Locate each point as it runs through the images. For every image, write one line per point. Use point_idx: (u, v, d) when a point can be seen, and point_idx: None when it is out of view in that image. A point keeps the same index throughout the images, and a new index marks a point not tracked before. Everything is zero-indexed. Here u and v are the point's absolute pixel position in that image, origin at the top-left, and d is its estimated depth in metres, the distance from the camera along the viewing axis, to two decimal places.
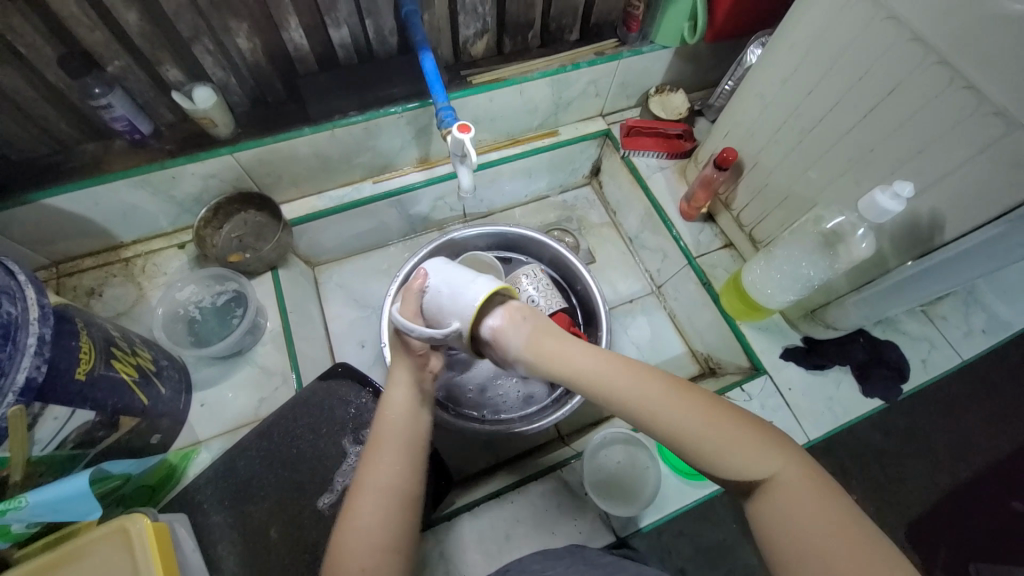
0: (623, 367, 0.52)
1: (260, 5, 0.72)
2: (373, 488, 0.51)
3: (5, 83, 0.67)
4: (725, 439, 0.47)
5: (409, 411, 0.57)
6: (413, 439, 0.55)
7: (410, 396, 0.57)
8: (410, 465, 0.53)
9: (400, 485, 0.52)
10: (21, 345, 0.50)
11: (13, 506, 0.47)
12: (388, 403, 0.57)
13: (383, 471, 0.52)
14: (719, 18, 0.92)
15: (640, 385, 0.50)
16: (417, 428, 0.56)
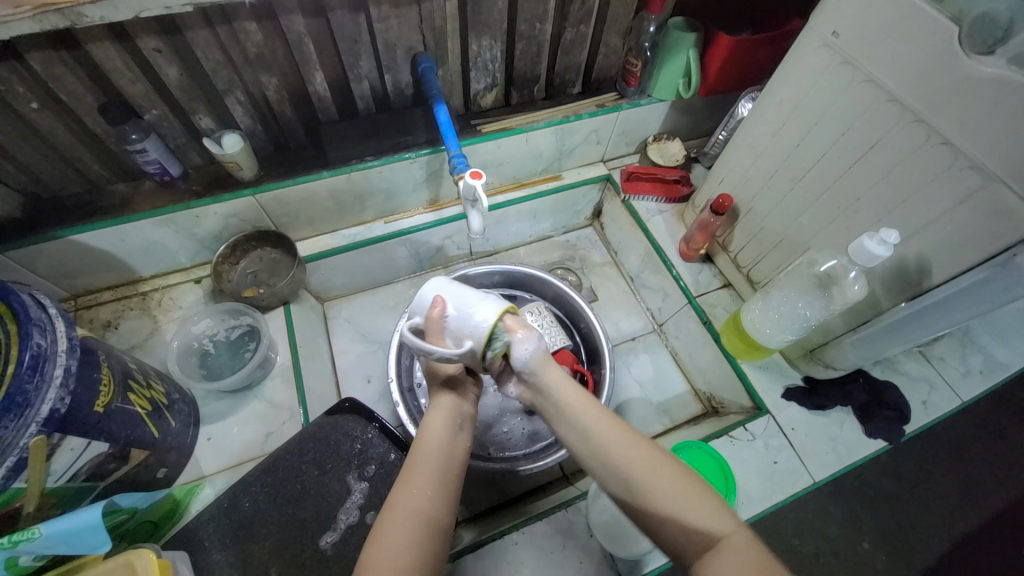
0: (600, 412, 0.56)
1: (290, 62, 0.78)
2: (405, 509, 0.53)
3: (47, 128, 0.72)
4: (662, 482, 0.51)
5: (447, 437, 0.59)
6: (448, 465, 0.57)
7: (447, 422, 0.60)
8: (441, 491, 0.55)
9: (430, 511, 0.54)
10: (48, 376, 0.51)
11: (26, 537, 0.48)
12: (428, 426, 0.60)
13: (415, 495, 0.54)
14: (712, 74, 0.99)
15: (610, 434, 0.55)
16: (453, 457, 0.59)
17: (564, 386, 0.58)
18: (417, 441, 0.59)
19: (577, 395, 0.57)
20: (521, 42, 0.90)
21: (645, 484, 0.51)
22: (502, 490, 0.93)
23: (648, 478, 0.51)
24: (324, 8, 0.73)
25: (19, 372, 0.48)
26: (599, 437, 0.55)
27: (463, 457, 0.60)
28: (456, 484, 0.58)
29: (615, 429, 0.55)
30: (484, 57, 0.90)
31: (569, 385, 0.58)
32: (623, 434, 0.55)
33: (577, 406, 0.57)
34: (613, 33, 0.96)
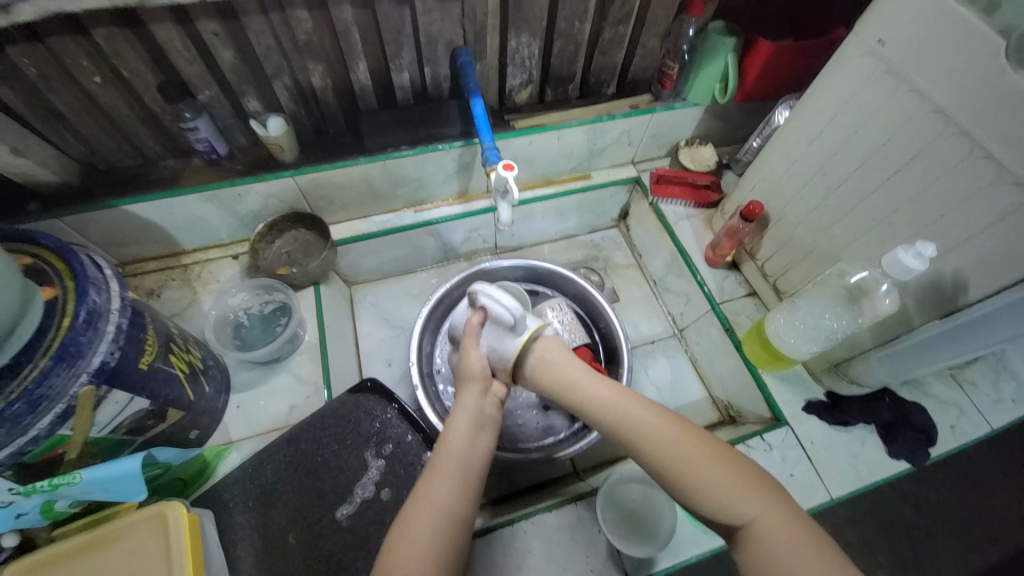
0: (620, 396, 0.60)
1: (336, 50, 0.81)
2: (428, 502, 0.56)
3: (109, 102, 0.77)
4: (667, 444, 0.54)
5: (470, 435, 0.62)
6: (472, 458, 0.60)
7: (471, 423, 0.63)
8: (463, 486, 0.58)
9: (451, 504, 0.56)
10: (101, 331, 0.54)
11: (69, 481, 0.51)
12: (451, 426, 0.63)
13: (437, 489, 0.57)
14: (749, 80, 0.98)
15: (630, 415, 0.57)
16: (476, 457, 0.61)
17: (580, 378, 0.62)
18: (441, 441, 0.62)
19: (597, 387, 0.61)
20: (559, 40, 0.91)
21: (650, 445, 0.55)
22: (512, 480, 0.93)
23: (653, 443, 0.55)
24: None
25: (74, 325, 0.52)
26: (625, 418, 0.57)
27: (488, 455, 0.62)
28: (479, 483, 0.60)
29: (614, 400, 0.59)
30: (522, 53, 0.91)
31: (592, 381, 0.62)
32: (625, 404, 0.58)
33: (581, 387, 0.61)
34: (652, 35, 0.96)
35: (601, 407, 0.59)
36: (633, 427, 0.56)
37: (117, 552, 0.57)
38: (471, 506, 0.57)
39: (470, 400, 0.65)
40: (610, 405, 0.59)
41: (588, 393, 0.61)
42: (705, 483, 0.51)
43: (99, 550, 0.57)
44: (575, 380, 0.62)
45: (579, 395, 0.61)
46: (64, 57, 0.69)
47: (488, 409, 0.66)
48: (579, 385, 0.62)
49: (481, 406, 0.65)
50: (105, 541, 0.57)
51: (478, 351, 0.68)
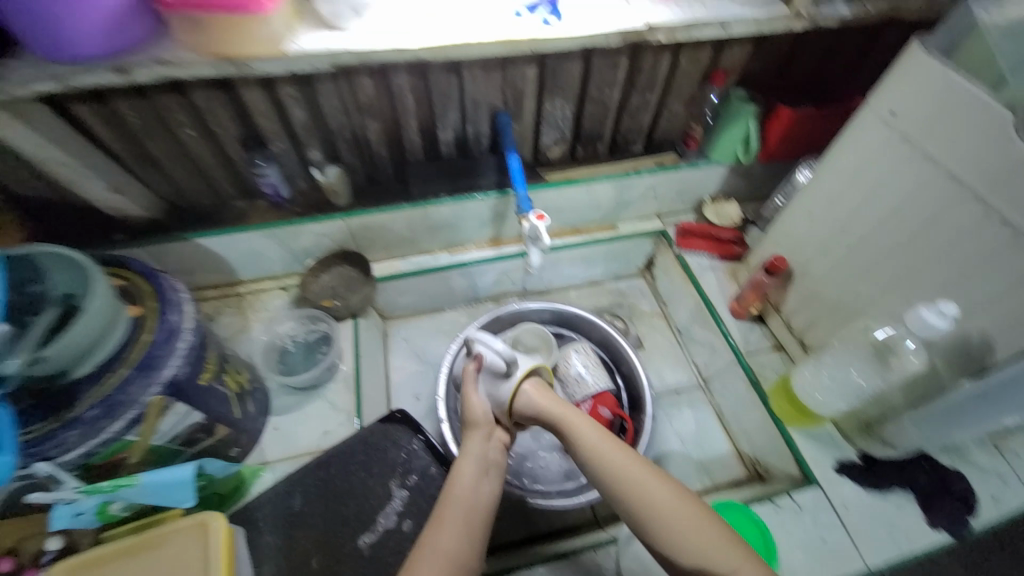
0: (609, 447, 0.66)
1: (392, 111, 0.92)
2: (434, 548, 0.61)
3: (198, 151, 0.89)
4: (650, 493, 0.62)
5: (476, 479, 0.68)
6: (476, 504, 0.66)
7: (475, 467, 0.69)
8: (470, 532, 0.63)
9: (456, 551, 0.61)
10: (175, 347, 0.61)
11: (129, 483, 0.57)
12: (459, 473, 0.69)
13: (445, 536, 0.62)
14: (771, 142, 1.04)
15: (619, 468, 0.64)
16: (480, 502, 0.67)
17: (570, 428, 0.69)
18: (450, 486, 0.67)
19: (586, 436, 0.68)
20: (590, 104, 1.00)
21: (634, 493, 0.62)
22: (530, 523, 0.92)
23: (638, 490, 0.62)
24: (426, 70, 0.87)
25: (155, 340, 0.60)
26: (613, 469, 0.64)
27: (494, 499, 0.68)
28: (485, 524, 0.65)
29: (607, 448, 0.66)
30: (556, 115, 1.01)
31: (581, 428, 0.69)
32: (617, 456, 0.65)
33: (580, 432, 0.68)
34: (677, 101, 1.04)
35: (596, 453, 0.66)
36: (622, 478, 0.63)
37: (160, 555, 0.60)
38: (478, 548, 0.63)
39: (475, 446, 0.71)
40: (603, 454, 0.66)
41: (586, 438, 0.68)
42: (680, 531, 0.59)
43: (142, 554, 0.61)
44: (571, 430, 0.69)
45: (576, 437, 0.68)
46: (166, 114, 0.81)
47: (491, 453, 0.72)
48: (578, 431, 0.69)
49: (485, 451, 0.72)
50: (147, 546, 0.61)
51: (478, 397, 0.76)
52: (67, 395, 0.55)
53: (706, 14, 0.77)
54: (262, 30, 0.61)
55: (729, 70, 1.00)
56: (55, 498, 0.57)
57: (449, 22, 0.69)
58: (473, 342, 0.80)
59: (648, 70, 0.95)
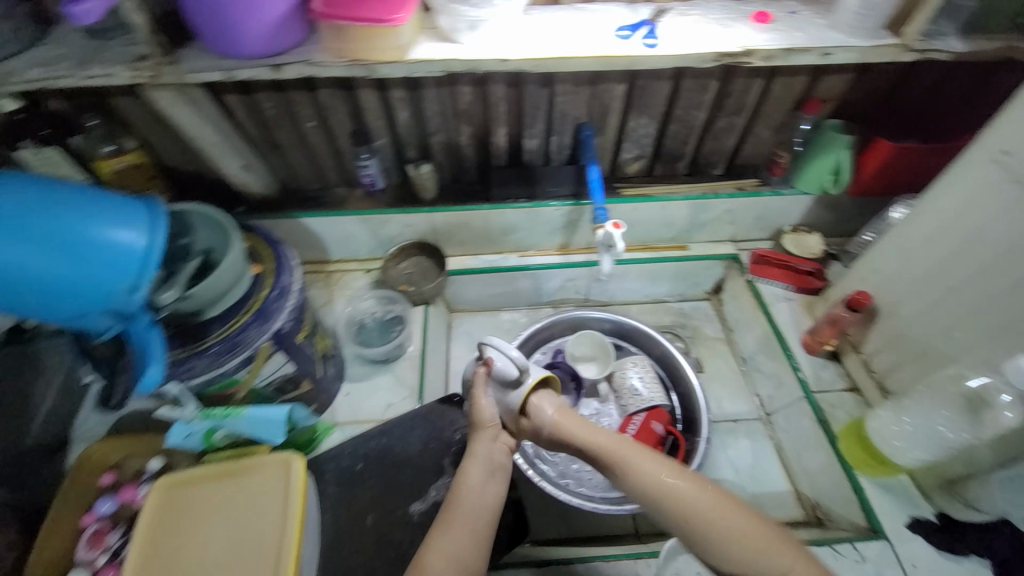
0: (627, 444, 0.67)
1: (485, 118, 1.00)
2: (439, 550, 0.62)
3: (314, 141, 1.00)
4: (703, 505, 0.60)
5: (481, 483, 0.69)
6: (479, 509, 0.67)
7: (482, 471, 0.69)
8: (476, 536, 0.65)
9: (462, 554, 0.63)
10: (284, 304, 0.71)
11: (234, 414, 0.68)
12: (465, 476, 0.69)
13: (449, 540, 0.63)
14: (866, 174, 1.01)
15: (641, 465, 0.64)
16: (487, 504, 0.68)
17: (583, 427, 0.69)
18: (456, 490, 0.69)
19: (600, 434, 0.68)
20: (674, 123, 1.02)
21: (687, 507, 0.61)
22: (570, 525, 0.94)
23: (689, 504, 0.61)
24: (521, 82, 0.93)
25: (270, 295, 0.69)
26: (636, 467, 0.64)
27: (500, 504, 0.69)
28: (489, 532, 0.66)
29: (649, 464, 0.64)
30: (639, 132, 1.03)
31: (593, 426, 0.69)
32: (637, 454, 0.65)
33: (617, 451, 0.66)
34: (765, 127, 1.03)
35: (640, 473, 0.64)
36: (645, 472, 0.64)
37: (248, 482, 0.69)
38: (480, 556, 0.64)
39: (483, 448, 0.71)
40: (640, 465, 0.64)
41: (625, 457, 0.65)
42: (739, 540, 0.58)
43: (233, 478, 0.70)
44: (586, 429, 0.69)
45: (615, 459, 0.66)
46: (295, 107, 0.94)
47: (497, 456, 0.72)
48: (615, 451, 0.66)
49: (491, 453, 0.72)
50: (239, 473, 0.70)
51: (487, 399, 0.75)
52: (198, 330, 0.66)
53: (807, 40, 0.77)
54: (392, 38, 0.69)
55: (826, 98, 0.97)
56: (178, 416, 0.70)
57: (552, 39, 0.75)
58: (486, 344, 0.76)
59: (738, 94, 0.96)
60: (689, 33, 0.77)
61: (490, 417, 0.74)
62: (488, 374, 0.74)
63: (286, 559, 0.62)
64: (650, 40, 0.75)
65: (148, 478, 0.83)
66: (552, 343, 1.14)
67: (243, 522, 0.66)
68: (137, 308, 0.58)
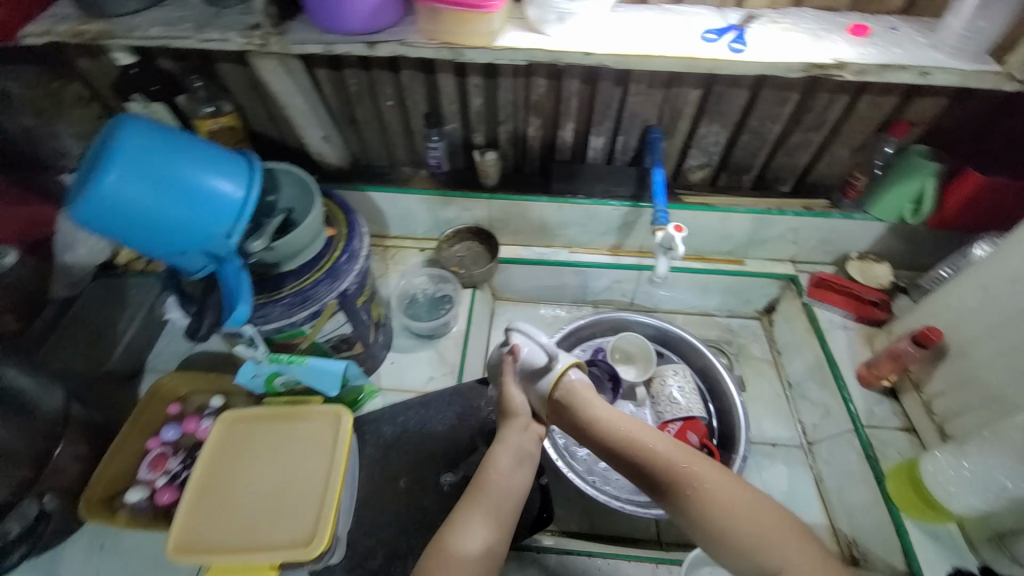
0: (635, 424, 0.69)
1: (555, 111, 1.01)
2: (461, 528, 0.64)
3: (389, 119, 1.05)
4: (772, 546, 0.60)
5: (511, 469, 0.69)
6: (504, 496, 0.67)
7: (512, 458, 0.69)
8: (500, 520, 0.66)
9: (486, 536, 0.64)
10: (352, 267, 0.76)
11: (299, 361, 0.76)
12: (494, 459, 0.70)
13: (474, 522, 0.65)
14: (949, 208, 0.96)
15: (649, 444, 0.67)
16: (514, 490, 0.68)
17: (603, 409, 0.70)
18: (485, 473, 0.69)
19: (614, 415, 0.70)
20: (746, 134, 0.99)
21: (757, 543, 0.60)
22: (593, 521, 0.94)
23: (759, 540, 0.61)
24: (596, 78, 0.94)
25: (341, 257, 0.74)
26: (642, 444, 0.67)
27: (523, 488, 0.70)
28: (510, 514, 0.67)
29: (728, 495, 0.63)
30: (708, 140, 1.02)
31: (609, 408, 0.71)
32: (644, 432, 0.68)
33: (697, 473, 0.64)
34: (844, 146, 0.99)
35: (719, 506, 0.62)
36: (650, 449, 0.67)
37: (303, 426, 0.78)
38: (502, 536, 0.65)
39: (513, 436, 0.71)
40: (648, 441, 0.67)
41: (703, 480, 0.64)
42: (756, 532, 0.61)
43: (291, 420, 0.79)
44: (602, 410, 0.70)
45: (692, 485, 0.64)
46: (376, 85, 0.98)
47: (527, 444, 0.72)
48: (692, 470, 0.64)
49: (522, 441, 0.71)
50: (294, 417, 0.79)
51: (516, 388, 0.75)
52: (275, 280, 0.71)
53: (905, 57, 0.73)
54: (483, 24, 0.72)
55: (914, 122, 0.93)
56: (249, 356, 0.75)
57: (638, 37, 0.76)
58: (512, 332, 0.77)
59: (819, 109, 0.93)
60: (778, 41, 0.76)
61: (518, 405, 0.73)
62: (515, 363, 0.74)
63: (329, 502, 0.71)
64: (737, 45, 0.74)
65: (210, 413, 0.91)
66: (593, 342, 1.15)
67: (294, 464, 0.75)
68: (228, 252, 0.63)
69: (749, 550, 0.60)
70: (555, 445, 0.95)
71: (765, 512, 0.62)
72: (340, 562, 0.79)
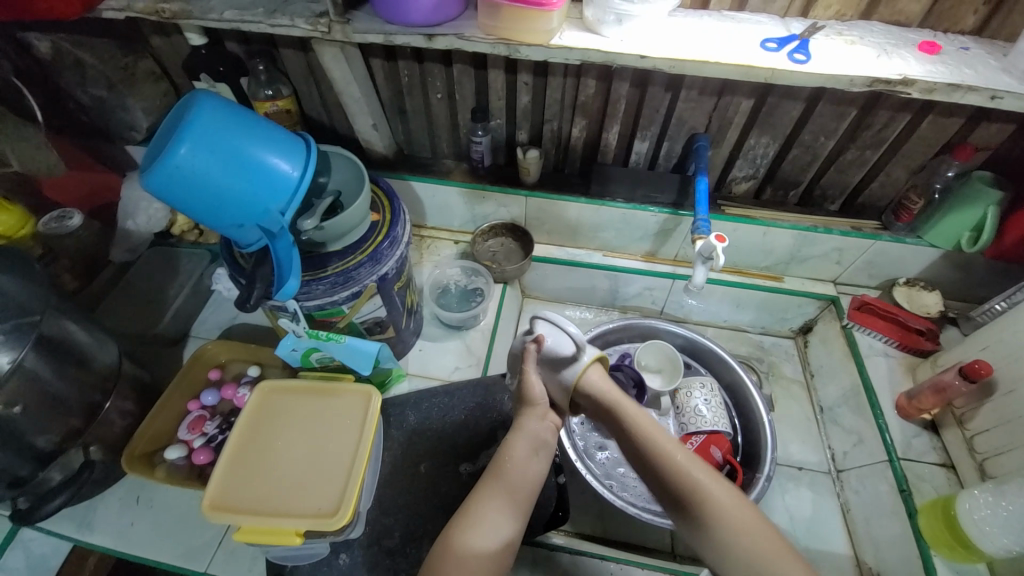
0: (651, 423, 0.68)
1: (601, 113, 1.00)
2: (473, 514, 0.65)
3: (436, 112, 1.07)
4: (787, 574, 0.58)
5: (527, 457, 0.69)
6: (520, 484, 0.67)
7: (527, 445, 0.69)
8: (514, 508, 0.66)
9: (500, 525, 0.64)
10: (394, 252, 0.78)
11: (337, 339, 0.80)
12: (510, 447, 0.70)
13: (488, 509, 0.65)
14: (1009, 240, 0.91)
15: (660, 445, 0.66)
16: (531, 478, 0.68)
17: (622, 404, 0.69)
18: (501, 459, 0.69)
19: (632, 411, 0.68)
20: (797, 148, 0.96)
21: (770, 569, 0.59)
22: (608, 526, 0.94)
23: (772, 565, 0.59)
24: (647, 82, 0.93)
25: (384, 241, 0.77)
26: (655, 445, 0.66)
27: (540, 480, 0.69)
28: (527, 504, 0.67)
29: (742, 514, 0.62)
30: (757, 151, 0.99)
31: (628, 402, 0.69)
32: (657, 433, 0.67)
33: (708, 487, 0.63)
34: (901, 167, 0.94)
35: (733, 526, 0.61)
36: (661, 449, 0.66)
37: (335, 402, 0.81)
38: (519, 528, 0.65)
39: (531, 424, 0.71)
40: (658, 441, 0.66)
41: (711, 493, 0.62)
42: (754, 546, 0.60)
43: (324, 396, 0.82)
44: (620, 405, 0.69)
45: (707, 503, 0.62)
46: (427, 77, 1.00)
47: (543, 433, 0.71)
48: (706, 488, 0.63)
49: (539, 430, 0.71)
50: (327, 393, 0.82)
51: (535, 375, 0.74)
52: (320, 258, 0.74)
53: (977, 78, 0.70)
54: (543, 22, 0.73)
55: (980, 146, 0.88)
56: (291, 329, 0.79)
57: (696, 43, 0.75)
58: (539, 321, 0.78)
59: (878, 127, 0.89)
60: (842, 54, 0.73)
61: (537, 394, 0.73)
62: (538, 351, 0.74)
63: (354, 478, 0.73)
64: (799, 56, 0.73)
65: (246, 382, 0.95)
66: (620, 347, 1.14)
67: (323, 438, 0.78)
68: (281, 228, 0.66)
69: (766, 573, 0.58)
70: (575, 446, 0.95)
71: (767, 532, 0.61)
72: (359, 537, 0.82)
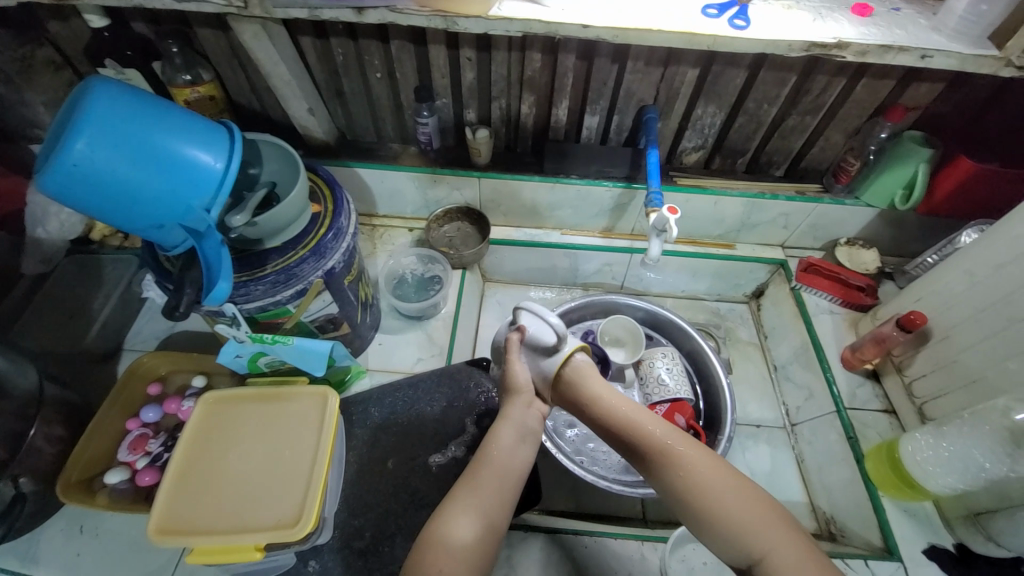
0: (616, 394, 0.70)
1: (548, 88, 0.98)
2: (456, 497, 0.64)
3: (377, 92, 1.00)
4: (763, 526, 0.57)
5: (513, 446, 0.68)
6: (506, 472, 0.66)
7: (514, 433, 0.68)
8: (499, 499, 0.64)
9: (486, 510, 0.63)
10: (340, 244, 0.74)
11: (285, 342, 0.76)
12: (496, 436, 0.69)
13: (470, 493, 0.64)
14: (938, 195, 0.96)
15: (623, 410, 0.68)
16: (515, 467, 0.67)
17: (595, 382, 0.70)
18: (487, 448, 0.68)
19: (597, 385, 0.70)
20: (743, 116, 0.97)
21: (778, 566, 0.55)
22: (580, 501, 0.96)
23: (750, 524, 0.58)
24: (593, 54, 0.90)
25: (328, 233, 0.72)
26: (614, 411, 0.68)
27: (525, 469, 0.68)
28: (512, 493, 0.66)
29: (703, 466, 0.62)
30: (704, 121, 0.99)
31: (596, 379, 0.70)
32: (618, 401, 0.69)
33: (667, 440, 0.64)
34: (839, 131, 0.98)
35: (692, 471, 0.62)
36: (624, 410, 0.67)
37: (289, 407, 0.78)
38: (502, 514, 0.64)
39: (517, 412, 0.70)
40: (618, 405, 0.68)
41: (671, 446, 0.64)
42: (715, 488, 0.60)
43: (277, 401, 0.78)
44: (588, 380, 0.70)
45: (667, 456, 0.63)
46: (364, 55, 0.93)
47: (531, 421, 0.70)
48: (665, 442, 0.64)
49: (526, 418, 0.70)
50: (280, 398, 0.78)
51: (520, 365, 0.74)
52: (258, 257, 0.69)
53: (908, 39, 0.72)
54: None
55: (910, 107, 0.92)
56: (232, 335, 0.74)
57: (640, 10, 0.73)
58: (521, 312, 0.76)
59: (817, 92, 0.91)
60: (781, 20, 0.74)
61: (520, 382, 0.73)
62: (522, 341, 0.74)
63: (315, 484, 0.70)
64: (739, 22, 0.72)
65: (191, 394, 0.88)
66: (583, 324, 1.15)
67: (277, 448, 0.74)
68: (207, 226, 0.61)
69: (727, 513, 0.59)
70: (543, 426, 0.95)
71: (725, 474, 0.62)
72: (329, 542, 0.79)
